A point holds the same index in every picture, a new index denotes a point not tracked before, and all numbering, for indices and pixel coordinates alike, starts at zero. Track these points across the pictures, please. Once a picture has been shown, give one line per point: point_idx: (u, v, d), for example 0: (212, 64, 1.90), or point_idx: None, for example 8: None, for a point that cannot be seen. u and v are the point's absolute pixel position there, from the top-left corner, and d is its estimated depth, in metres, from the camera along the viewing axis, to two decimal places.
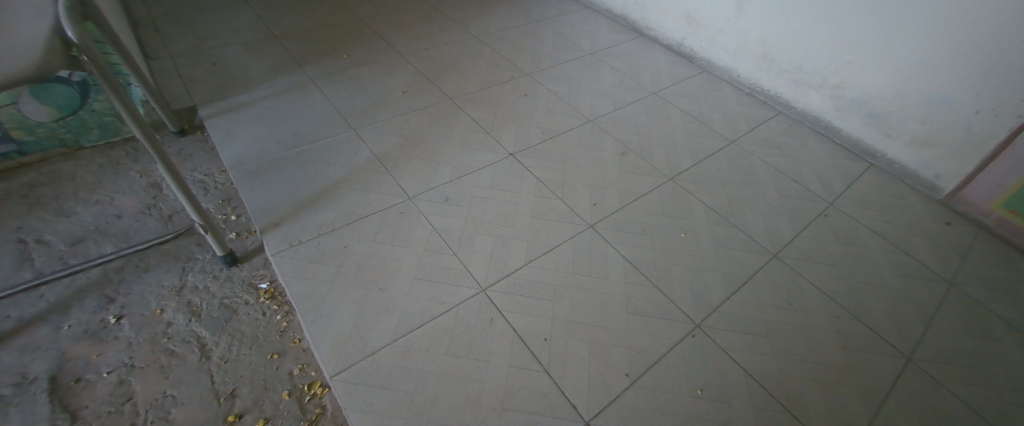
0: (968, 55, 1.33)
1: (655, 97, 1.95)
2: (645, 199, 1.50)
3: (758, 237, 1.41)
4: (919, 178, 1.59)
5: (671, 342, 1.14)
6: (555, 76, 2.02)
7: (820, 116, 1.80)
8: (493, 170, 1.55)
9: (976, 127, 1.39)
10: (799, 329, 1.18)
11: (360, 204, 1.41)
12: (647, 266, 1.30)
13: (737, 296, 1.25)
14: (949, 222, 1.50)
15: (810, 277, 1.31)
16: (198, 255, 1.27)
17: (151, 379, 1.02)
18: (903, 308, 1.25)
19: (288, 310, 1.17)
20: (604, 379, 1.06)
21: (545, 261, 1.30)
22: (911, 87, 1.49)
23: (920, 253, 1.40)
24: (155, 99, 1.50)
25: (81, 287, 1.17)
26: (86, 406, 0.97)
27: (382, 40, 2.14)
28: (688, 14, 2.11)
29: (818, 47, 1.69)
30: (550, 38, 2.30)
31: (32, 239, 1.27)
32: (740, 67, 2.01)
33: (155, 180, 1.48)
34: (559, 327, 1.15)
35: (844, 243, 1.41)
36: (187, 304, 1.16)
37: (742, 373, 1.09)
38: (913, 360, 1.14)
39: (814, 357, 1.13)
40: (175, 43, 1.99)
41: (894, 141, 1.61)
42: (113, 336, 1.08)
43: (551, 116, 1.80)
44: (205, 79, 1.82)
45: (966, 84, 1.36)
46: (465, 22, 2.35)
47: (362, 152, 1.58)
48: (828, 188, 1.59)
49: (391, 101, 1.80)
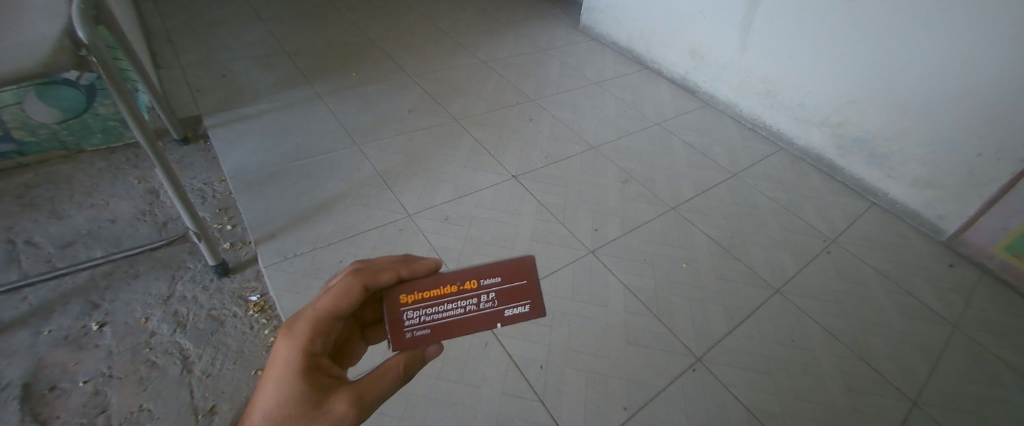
0: (969, 98, 1.36)
1: (658, 127, 1.97)
2: (646, 226, 1.49)
3: (761, 271, 1.39)
4: (920, 218, 1.59)
5: (670, 376, 1.10)
6: (560, 103, 2.05)
7: (821, 154, 1.82)
8: (495, 191, 1.55)
9: (979, 170, 1.39)
10: (802, 367, 1.15)
11: (359, 219, 1.39)
12: (648, 295, 1.28)
13: (738, 330, 1.22)
14: (952, 264, 1.48)
15: (812, 314, 1.28)
16: (189, 264, 1.24)
17: (128, 391, 0.97)
18: (908, 349, 1.22)
19: (277, 325, 1.13)
20: (601, 411, 1.02)
21: (544, 286, 1.27)
22: (913, 128, 1.51)
23: (923, 293, 1.38)
24: (161, 106, 1.50)
25: (66, 291, 1.14)
26: (57, 417, 0.92)
27: (392, 61, 2.17)
28: (691, 50, 2.16)
29: (821, 86, 1.72)
30: (556, 66, 2.34)
31: (21, 240, 1.24)
32: (742, 102, 2.04)
33: (154, 186, 1.46)
34: (556, 354, 1.12)
35: (847, 281, 1.39)
36: (173, 314, 1.12)
37: (743, 411, 1.05)
38: (919, 404, 1.10)
39: (817, 397, 1.10)
40: (187, 54, 2.02)
41: (896, 181, 1.62)
42: (94, 343, 1.05)
43: (555, 141, 1.81)
44: (213, 90, 1.84)
45: (968, 128, 1.39)
46: (473, 47, 2.40)
47: (365, 168, 1.57)
48: (831, 225, 1.58)
49: (396, 119, 1.81)
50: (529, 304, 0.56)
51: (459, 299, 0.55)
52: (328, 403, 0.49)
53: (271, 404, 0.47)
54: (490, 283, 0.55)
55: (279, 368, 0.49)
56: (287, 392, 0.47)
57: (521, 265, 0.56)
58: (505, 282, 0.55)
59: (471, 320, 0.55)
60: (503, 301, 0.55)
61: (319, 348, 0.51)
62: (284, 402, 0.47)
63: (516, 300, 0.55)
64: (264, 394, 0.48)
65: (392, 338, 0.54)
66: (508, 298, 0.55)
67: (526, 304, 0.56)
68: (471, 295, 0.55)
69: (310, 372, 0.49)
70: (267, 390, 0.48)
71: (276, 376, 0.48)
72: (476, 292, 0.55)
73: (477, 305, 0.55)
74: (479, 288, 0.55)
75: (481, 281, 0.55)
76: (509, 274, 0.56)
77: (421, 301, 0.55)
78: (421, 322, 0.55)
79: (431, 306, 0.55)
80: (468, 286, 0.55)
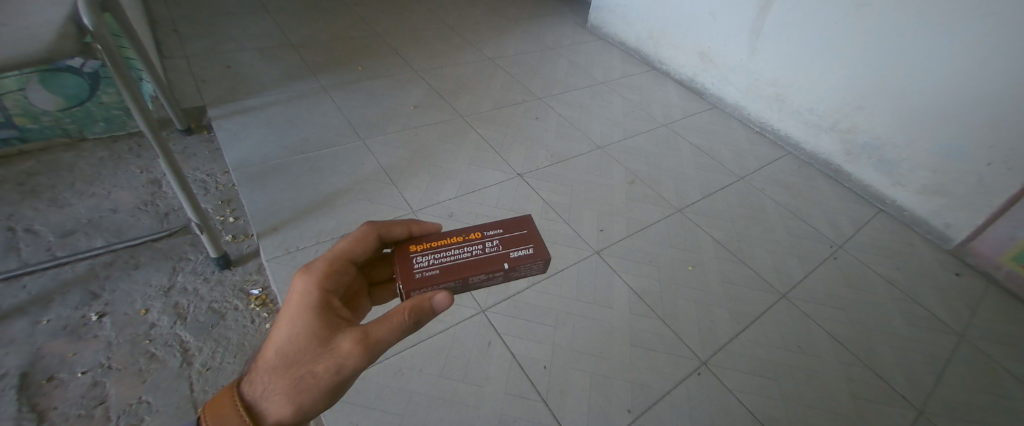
0: (977, 107, 1.36)
1: (665, 129, 1.95)
2: (652, 228, 1.48)
3: (767, 275, 1.37)
4: (928, 226, 1.58)
5: (676, 380, 1.09)
6: (567, 102, 2.04)
7: (828, 159, 1.81)
8: (500, 189, 1.53)
9: (988, 179, 1.38)
10: (808, 373, 1.14)
11: (363, 214, 1.38)
12: (653, 298, 1.27)
13: (744, 334, 1.20)
14: (958, 273, 1.47)
15: (818, 320, 1.27)
16: (190, 256, 1.23)
17: (126, 382, 0.96)
18: (914, 358, 1.21)
19: (279, 319, 1.12)
20: (605, 414, 1.01)
21: (548, 286, 1.26)
22: (923, 135, 1.50)
23: (930, 302, 1.37)
24: (165, 96, 1.49)
25: (66, 280, 1.13)
26: (54, 407, 0.91)
27: (398, 56, 2.16)
28: (700, 51, 2.14)
29: (830, 90, 1.71)
30: (563, 65, 2.33)
31: (21, 228, 1.23)
32: (750, 106, 2.03)
33: (156, 176, 1.45)
34: (560, 355, 1.11)
35: (853, 287, 1.38)
36: (173, 306, 1.11)
37: (749, 417, 1.04)
38: (924, 413, 1.09)
39: (823, 404, 1.09)
40: (191, 44, 2.00)
41: (904, 187, 1.60)
42: (93, 334, 1.03)
43: (561, 140, 1.80)
44: (218, 81, 1.82)
45: (977, 136, 1.38)
46: (480, 43, 2.38)
47: (369, 163, 1.56)
48: (837, 231, 1.57)
49: (402, 115, 1.80)
50: (525, 250, 0.72)
51: (465, 246, 0.72)
52: (334, 339, 0.57)
53: (286, 337, 0.56)
54: (489, 235, 0.73)
55: (293, 305, 0.58)
56: (300, 326, 0.57)
57: (517, 225, 0.76)
58: (503, 234, 0.74)
59: (475, 260, 0.70)
60: (503, 248, 0.72)
61: (331, 289, 0.62)
62: (296, 335, 0.56)
63: (513, 246, 0.72)
64: (281, 328, 0.58)
65: (400, 278, 0.67)
66: (507, 244, 0.72)
67: (521, 249, 0.72)
68: (475, 242, 0.72)
69: (321, 309, 0.59)
70: (283, 324, 0.57)
71: (290, 312, 0.58)
72: (478, 241, 0.73)
73: (481, 249, 0.71)
74: (482, 238, 0.73)
75: (482, 233, 0.73)
76: (505, 231, 0.75)
77: (432, 248, 0.71)
78: (431, 263, 0.69)
79: (440, 251, 0.71)
80: (473, 237, 0.73)
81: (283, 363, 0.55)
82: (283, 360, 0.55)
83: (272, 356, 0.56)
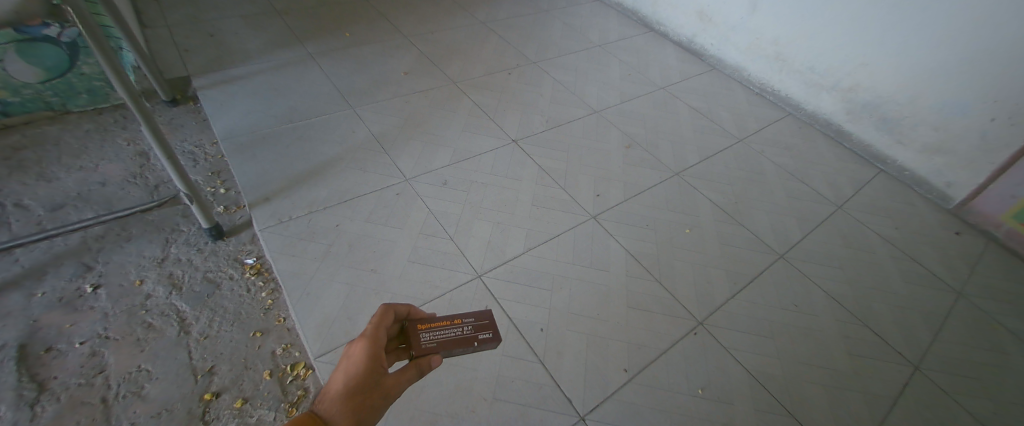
0: (985, 61, 1.31)
1: (664, 92, 1.90)
2: (650, 192, 1.46)
3: (765, 237, 1.36)
4: (929, 185, 1.55)
5: (672, 340, 1.09)
6: (562, 66, 1.98)
7: (829, 119, 1.76)
8: (495, 156, 1.50)
9: (991, 136, 1.35)
10: (803, 331, 1.14)
11: (356, 183, 1.36)
12: (650, 260, 1.26)
13: (741, 295, 1.20)
14: (958, 232, 1.46)
15: (816, 280, 1.27)
16: (182, 228, 1.22)
17: (125, 351, 0.97)
18: (911, 315, 1.21)
19: (274, 288, 1.11)
20: (602, 374, 1.02)
21: (545, 250, 1.25)
22: (926, 92, 1.45)
23: (928, 260, 1.36)
24: (147, 66, 1.44)
25: (57, 253, 1.12)
26: (54, 377, 0.92)
27: (387, 21, 2.08)
28: (700, 11, 2.06)
29: (833, 47, 1.65)
30: (558, 27, 2.25)
31: (10, 203, 1.21)
32: (750, 67, 1.97)
33: (143, 150, 1.42)
34: (557, 318, 1.11)
35: (851, 247, 1.37)
36: (167, 276, 1.11)
37: (743, 374, 1.05)
38: (920, 369, 1.10)
39: (819, 361, 1.09)
40: (171, 12, 1.92)
41: (906, 147, 1.57)
42: (89, 305, 1.03)
43: (556, 104, 1.76)
44: (201, 51, 1.76)
45: (982, 91, 1.33)
46: (471, 7, 2.29)
47: (360, 131, 1.52)
48: (837, 191, 1.55)
49: (393, 82, 1.75)
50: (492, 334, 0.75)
51: (452, 327, 0.73)
52: (386, 379, 0.56)
53: (354, 371, 0.54)
54: (469, 319, 0.75)
55: (356, 351, 0.57)
56: (366, 365, 0.55)
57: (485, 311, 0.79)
58: (478, 317, 0.76)
59: (458, 338, 0.71)
60: (477, 330, 0.75)
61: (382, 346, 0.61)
62: (363, 371, 0.55)
63: (486, 329, 0.75)
64: (344, 367, 0.55)
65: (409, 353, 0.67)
66: (480, 327, 0.75)
67: (491, 333, 0.75)
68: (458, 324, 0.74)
69: (381, 355, 0.58)
70: (346, 365, 0.55)
71: (358, 356, 0.56)
72: (460, 323, 0.74)
73: (462, 330, 0.73)
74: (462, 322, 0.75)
75: (463, 317, 0.75)
76: (479, 315, 0.77)
77: (432, 326, 0.71)
78: (430, 339, 0.69)
79: (436, 330, 0.70)
80: (455, 320, 0.74)
81: (350, 393, 0.52)
82: (349, 391, 0.52)
83: (342, 385, 0.52)
